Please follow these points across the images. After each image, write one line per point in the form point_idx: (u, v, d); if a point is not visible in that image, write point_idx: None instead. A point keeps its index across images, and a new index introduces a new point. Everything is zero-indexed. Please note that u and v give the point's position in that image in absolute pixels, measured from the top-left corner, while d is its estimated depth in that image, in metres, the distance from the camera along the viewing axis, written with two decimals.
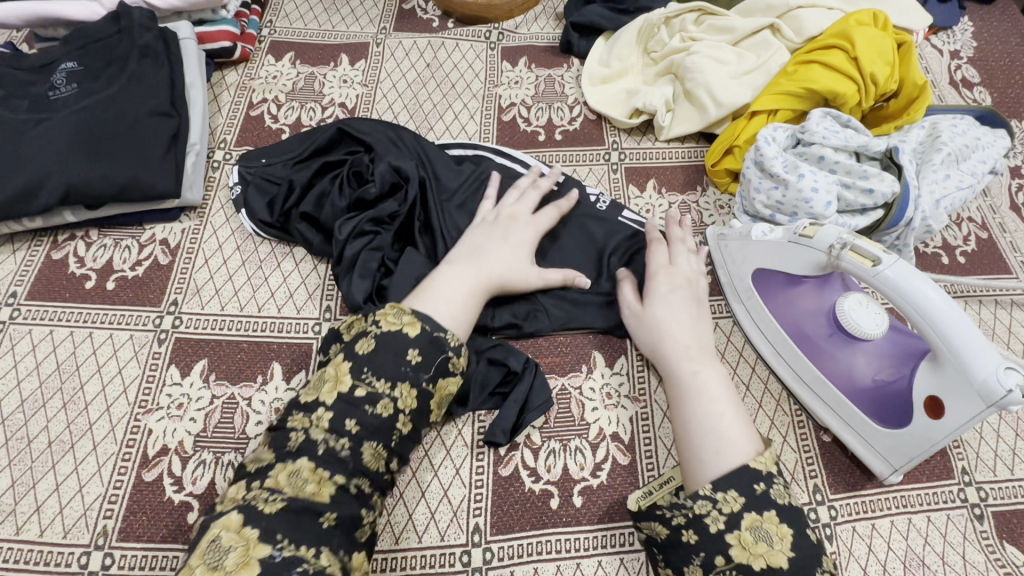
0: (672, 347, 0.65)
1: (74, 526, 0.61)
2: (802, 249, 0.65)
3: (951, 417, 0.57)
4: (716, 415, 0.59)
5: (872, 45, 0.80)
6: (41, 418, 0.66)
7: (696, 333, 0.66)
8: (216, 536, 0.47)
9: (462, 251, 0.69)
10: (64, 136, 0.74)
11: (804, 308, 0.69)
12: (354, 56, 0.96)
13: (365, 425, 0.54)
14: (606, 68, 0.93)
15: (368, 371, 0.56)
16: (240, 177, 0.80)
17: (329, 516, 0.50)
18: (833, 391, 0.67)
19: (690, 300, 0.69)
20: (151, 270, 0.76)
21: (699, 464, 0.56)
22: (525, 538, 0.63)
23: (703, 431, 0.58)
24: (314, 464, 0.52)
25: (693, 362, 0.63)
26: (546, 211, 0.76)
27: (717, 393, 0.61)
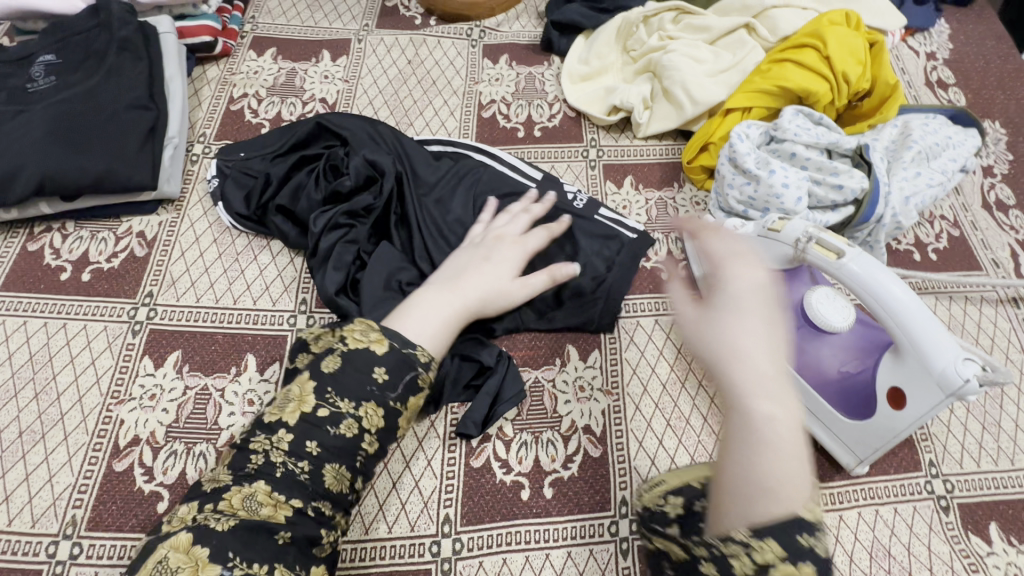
0: (744, 367, 0.42)
1: (42, 516, 0.61)
2: (771, 243, 0.66)
3: (913, 408, 0.58)
4: (777, 465, 0.39)
5: (843, 44, 0.81)
6: (13, 408, 0.66)
7: (775, 343, 0.43)
8: (163, 557, 0.47)
9: (444, 274, 0.69)
10: (40, 128, 0.74)
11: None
12: (336, 52, 0.97)
13: (327, 446, 0.54)
14: (586, 65, 0.94)
15: (331, 393, 0.55)
16: (218, 170, 0.81)
17: (284, 534, 0.50)
18: (802, 383, 0.67)
19: (765, 302, 0.45)
20: (127, 262, 0.76)
21: (727, 502, 0.40)
22: (496, 529, 0.64)
23: (757, 474, 0.39)
24: (271, 488, 0.52)
25: (770, 396, 0.41)
26: (536, 232, 0.74)
27: (791, 442, 0.40)
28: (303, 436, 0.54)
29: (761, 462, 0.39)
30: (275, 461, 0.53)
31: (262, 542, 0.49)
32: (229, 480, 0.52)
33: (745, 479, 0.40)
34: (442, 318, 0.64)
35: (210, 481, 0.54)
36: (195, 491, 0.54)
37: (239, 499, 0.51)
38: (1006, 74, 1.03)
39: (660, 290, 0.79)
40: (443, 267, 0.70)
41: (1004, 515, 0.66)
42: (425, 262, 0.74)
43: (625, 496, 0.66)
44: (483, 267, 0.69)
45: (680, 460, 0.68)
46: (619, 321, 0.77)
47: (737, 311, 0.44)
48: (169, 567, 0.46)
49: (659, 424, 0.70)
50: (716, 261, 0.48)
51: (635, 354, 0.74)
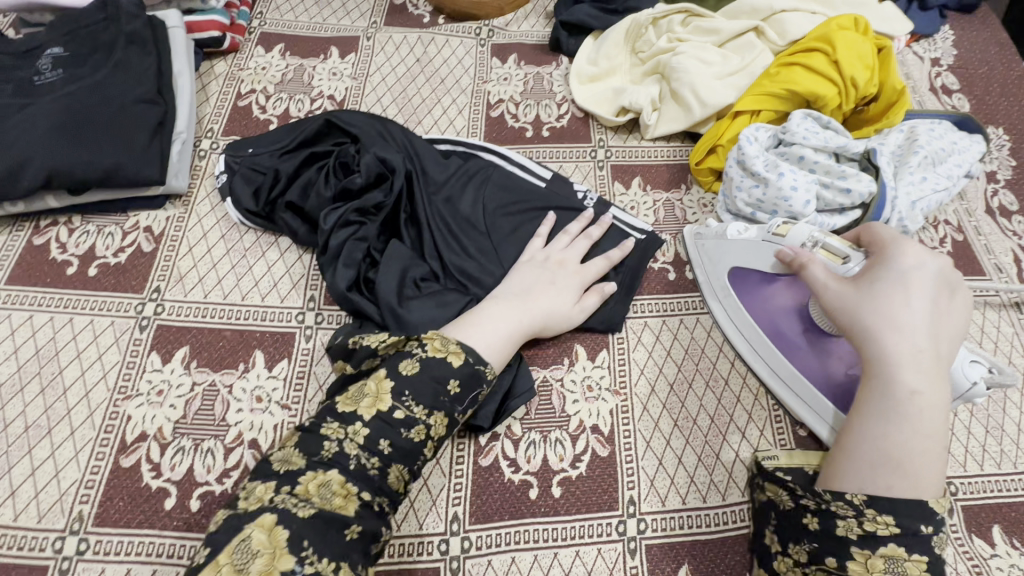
0: (899, 344, 0.51)
1: (49, 511, 0.61)
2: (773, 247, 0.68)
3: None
4: (918, 442, 0.49)
5: (852, 49, 0.82)
6: (19, 402, 0.66)
7: (933, 339, 0.52)
8: (247, 536, 0.48)
9: (511, 289, 0.70)
10: (48, 121, 0.74)
11: (780, 306, 0.71)
12: (345, 50, 0.96)
13: (398, 447, 0.55)
14: (595, 66, 0.94)
15: (408, 396, 0.56)
16: (227, 166, 0.80)
17: (353, 528, 0.51)
18: (809, 387, 0.68)
19: (917, 302, 0.52)
20: (134, 257, 0.75)
21: (858, 460, 0.51)
22: (504, 528, 0.64)
23: (875, 444, 0.50)
24: (344, 478, 0.52)
25: (921, 375, 0.50)
26: (595, 259, 0.75)
27: (932, 422, 0.50)
28: (377, 434, 0.55)
29: (890, 428, 0.50)
30: (349, 453, 0.53)
31: (333, 536, 0.50)
32: (302, 464, 0.53)
33: (876, 445, 0.50)
34: (507, 334, 0.65)
35: (281, 462, 0.54)
36: (264, 469, 0.54)
37: (315, 486, 0.51)
38: (1010, 81, 1.03)
39: (667, 291, 0.79)
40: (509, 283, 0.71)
41: (1007, 517, 0.67)
42: (436, 259, 0.74)
43: (633, 495, 0.66)
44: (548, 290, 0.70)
45: (687, 460, 0.68)
46: (627, 321, 0.77)
47: (898, 300, 0.53)
48: (250, 548, 0.47)
49: (667, 424, 0.70)
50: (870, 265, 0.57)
51: (642, 355, 0.75)
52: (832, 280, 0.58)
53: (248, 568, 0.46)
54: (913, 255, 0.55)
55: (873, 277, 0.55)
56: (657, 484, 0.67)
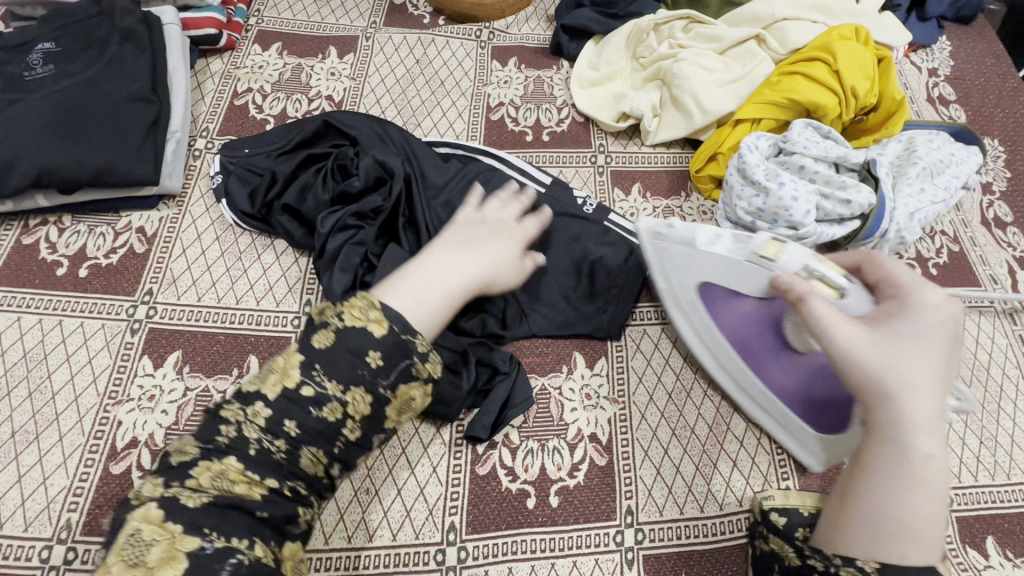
0: (915, 407, 0.46)
1: (36, 519, 0.59)
2: (755, 270, 0.60)
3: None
4: (930, 509, 0.46)
5: (853, 59, 0.82)
6: (6, 407, 0.64)
7: (946, 397, 0.47)
8: (135, 530, 0.47)
9: (450, 244, 0.67)
10: (38, 118, 0.72)
11: (744, 321, 0.65)
12: (343, 49, 0.95)
13: (306, 428, 0.53)
14: (595, 71, 0.94)
15: (319, 369, 0.53)
16: (221, 167, 0.79)
17: (260, 513, 0.50)
18: (770, 398, 0.67)
19: (938, 359, 0.47)
20: (126, 258, 0.74)
21: (874, 530, 0.46)
22: (500, 537, 0.63)
23: (889, 513, 0.46)
24: (243, 466, 0.51)
25: (933, 439, 0.46)
26: (531, 216, 0.74)
27: (940, 488, 0.46)
28: (282, 414, 0.53)
29: (905, 498, 0.46)
30: (249, 437, 0.52)
31: (237, 519, 0.49)
32: (196, 452, 0.51)
33: (888, 515, 0.46)
34: (442, 292, 0.62)
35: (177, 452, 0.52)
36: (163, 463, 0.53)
37: (209, 476, 0.50)
38: (1005, 93, 1.04)
39: None
40: (448, 238, 0.68)
41: (1001, 528, 0.67)
42: None
43: (631, 505, 0.66)
44: (490, 241, 0.69)
45: (685, 469, 0.68)
46: (626, 329, 0.77)
47: (918, 356, 0.47)
48: (143, 539, 0.46)
49: (666, 433, 0.70)
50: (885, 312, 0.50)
51: (641, 363, 0.74)
52: (843, 323, 0.49)
53: (145, 561, 0.45)
54: (932, 305, 0.49)
55: (889, 326, 0.49)
56: (654, 493, 0.67)
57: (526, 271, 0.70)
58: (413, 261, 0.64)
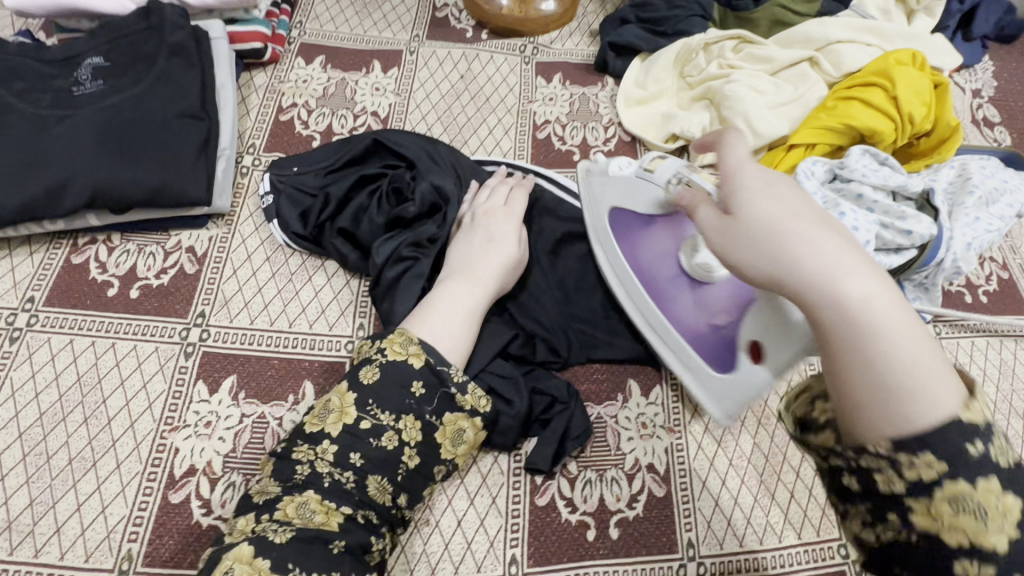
0: (805, 248, 0.37)
1: (96, 549, 0.58)
2: (645, 185, 0.66)
3: (770, 359, 0.51)
4: (901, 346, 0.35)
5: (910, 85, 0.81)
6: (61, 433, 0.63)
7: (833, 224, 0.39)
8: (227, 568, 0.48)
9: (458, 265, 0.68)
10: (89, 135, 0.71)
11: (655, 250, 0.70)
12: (387, 64, 0.94)
13: (372, 459, 0.55)
14: (642, 89, 0.93)
15: (373, 405, 0.56)
16: (270, 186, 0.78)
17: (338, 542, 0.52)
18: (675, 336, 0.67)
19: (807, 195, 0.41)
20: (177, 279, 0.73)
21: (863, 411, 0.35)
22: (562, 570, 0.63)
23: (871, 381, 0.35)
24: (321, 496, 0.53)
25: (852, 276, 0.36)
26: (516, 197, 0.75)
27: (907, 324, 0.35)
28: (347, 448, 0.55)
29: (873, 356, 0.35)
30: (322, 471, 0.54)
31: (318, 551, 0.50)
32: (278, 491, 0.54)
33: (867, 385, 0.35)
34: (465, 314, 0.64)
35: (259, 493, 0.55)
36: (246, 503, 0.55)
37: (293, 508, 0.52)
38: None
39: None
40: (453, 257, 0.70)
41: None
42: None
43: (691, 537, 0.65)
44: (488, 249, 0.69)
45: (743, 501, 0.68)
46: None
47: (777, 207, 0.40)
48: None
49: (723, 463, 0.70)
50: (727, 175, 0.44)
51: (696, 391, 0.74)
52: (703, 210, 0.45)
53: None
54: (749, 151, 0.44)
55: (737, 195, 0.42)
56: (714, 526, 0.66)
57: (525, 250, 0.72)
58: (433, 289, 0.66)
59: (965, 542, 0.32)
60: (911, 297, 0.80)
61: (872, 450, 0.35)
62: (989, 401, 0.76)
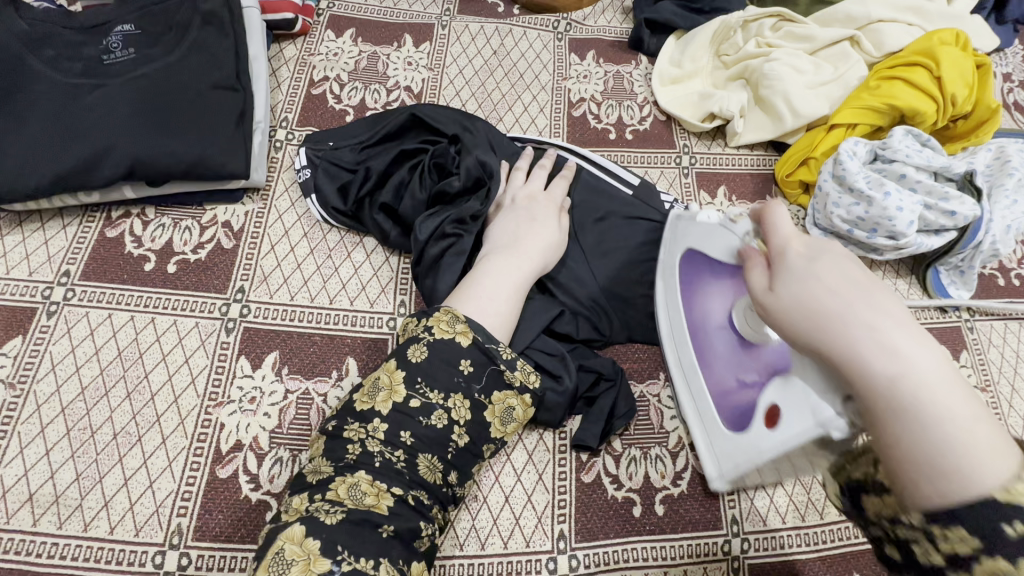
0: (845, 325, 0.37)
1: (146, 524, 0.58)
2: (726, 234, 0.59)
3: (784, 432, 0.48)
4: (941, 423, 0.33)
5: (954, 66, 0.80)
6: (105, 407, 0.62)
7: (880, 299, 0.38)
8: (280, 548, 0.47)
9: (501, 244, 0.67)
10: (124, 106, 0.70)
11: (707, 297, 0.64)
12: (419, 38, 0.92)
13: (420, 436, 0.54)
14: (678, 68, 0.91)
15: (422, 382, 0.55)
16: (307, 160, 0.76)
17: (388, 526, 0.50)
18: (701, 385, 0.66)
19: (857, 270, 0.41)
20: (214, 254, 0.71)
21: (896, 482, 0.35)
22: (611, 545, 0.63)
23: (912, 448, 0.33)
24: (372, 476, 0.51)
25: (889, 350, 0.35)
26: (557, 182, 0.74)
27: (952, 403, 0.33)
28: (396, 425, 0.53)
29: (897, 429, 0.34)
30: (373, 451, 0.52)
31: (368, 534, 0.48)
32: (330, 470, 0.52)
33: (906, 451, 0.33)
34: (508, 294, 0.63)
35: (312, 471, 0.53)
36: (299, 481, 0.53)
37: (345, 488, 0.50)
38: None
39: None
40: (496, 235, 0.68)
41: None
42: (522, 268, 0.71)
43: (735, 514, 0.66)
44: (531, 229, 0.68)
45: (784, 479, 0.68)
46: None
47: (814, 285, 0.40)
48: (285, 559, 0.46)
49: None
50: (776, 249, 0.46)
51: None
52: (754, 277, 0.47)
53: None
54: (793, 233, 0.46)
55: (780, 272, 0.44)
56: (757, 503, 0.66)
57: (567, 235, 0.71)
58: (478, 266, 0.65)
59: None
60: (946, 282, 0.80)
61: (903, 521, 0.34)
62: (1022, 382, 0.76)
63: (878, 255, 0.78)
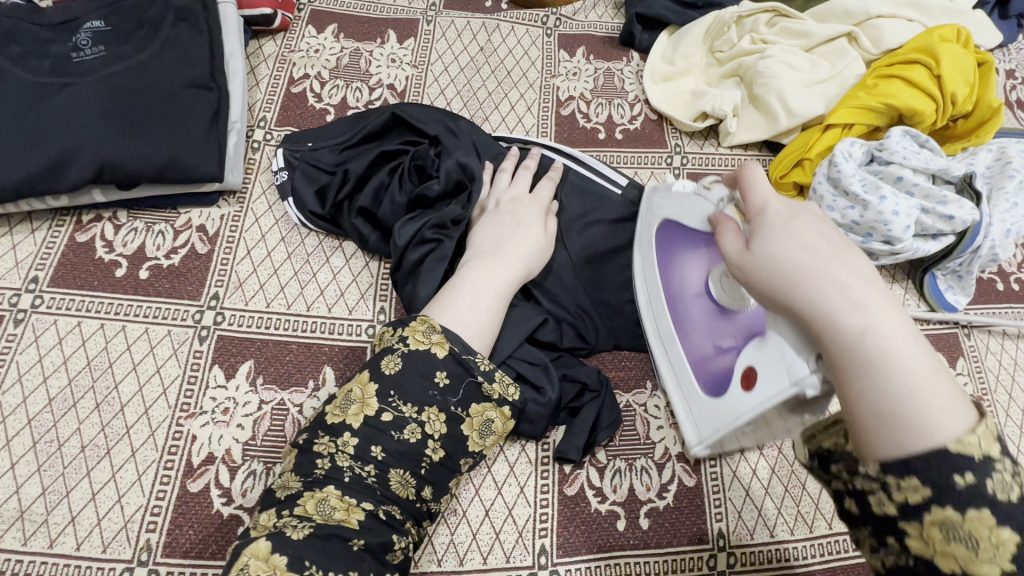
0: (820, 282, 0.39)
1: (113, 539, 0.56)
2: (698, 202, 0.60)
3: (757, 391, 0.49)
4: (901, 375, 0.35)
5: (955, 63, 0.78)
6: (72, 419, 0.61)
7: (849, 260, 0.39)
8: (244, 565, 0.45)
9: (483, 249, 0.65)
10: (91, 105, 0.67)
11: (687, 265, 0.64)
12: (403, 34, 0.89)
13: (392, 451, 0.52)
14: (670, 65, 0.89)
15: (394, 396, 0.53)
16: (285, 162, 0.74)
17: (358, 540, 0.48)
18: (679, 353, 0.64)
19: (831, 231, 0.42)
20: (187, 259, 0.69)
21: (858, 434, 0.37)
22: (593, 561, 0.62)
23: (875, 400, 0.35)
24: (342, 492, 0.50)
25: (858, 307, 0.37)
26: (541, 184, 0.72)
27: (911, 355, 0.35)
28: (367, 440, 0.52)
29: (863, 383, 0.36)
30: (342, 465, 0.51)
31: (336, 550, 0.47)
32: (299, 486, 0.50)
33: (870, 403, 0.36)
34: (489, 302, 0.60)
35: (282, 487, 0.51)
36: (267, 497, 0.52)
37: (313, 504, 0.49)
38: None
39: None
40: (479, 239, 0.66)
41: None
42: None
43: (722, 527, 0.64)
44: (515, 233, 0.66)
45: (773, 491, 0.66)
46: None
47: (791, 242, 0.41)
48: None
49: (755, 455, 0.67)
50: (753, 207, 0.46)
51: None
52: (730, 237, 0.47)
53: None
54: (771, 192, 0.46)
55: (758, 231, 0.44)
56: (744, 516, 0.65)
57: (552, 240, 0.69)
58: (458, 273, 0.63)
59: (957, 568, 0.33)
60: (943, 287, 0.78)
61: (865, 472, 0.36)
62: (1020, 391, 0.74)
63: (873, 261, 0.75)
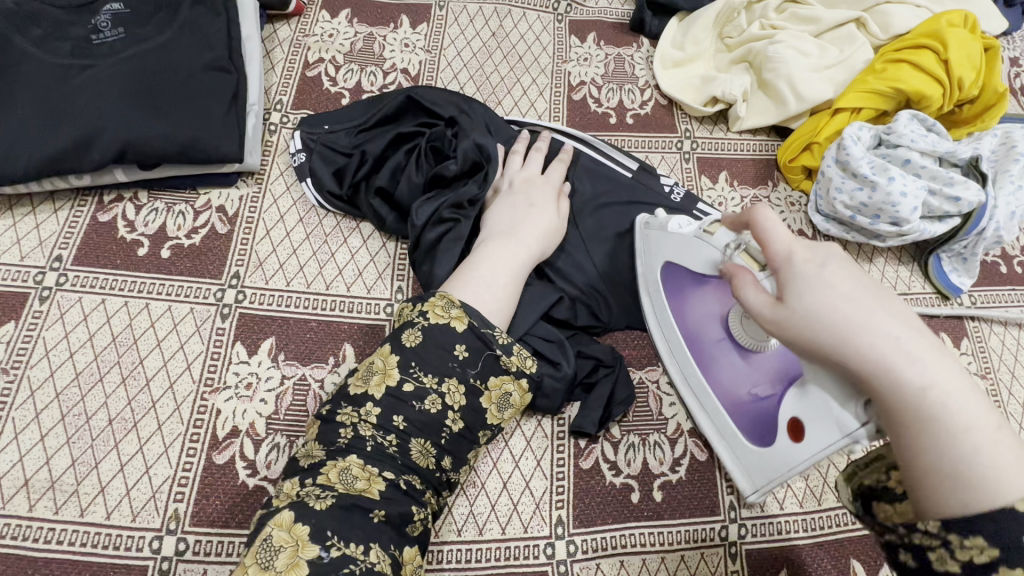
0: (873, 335, 0.37)
1: (142, 509, 0.58)
2: (703, 247, 0.58)
3: (810, 442, 0.49)
4: (967, 431, 0.34)
5: (962, 49, 0.79)
6: (99, 393, 0.62)
7: (892, 309, 0.38)
8: (268, 534, 0.46)
9: (498, 229, 0.66)
10: (112, 87, 0.68)
11: (701, 309, 0.64)
12: (415, 19, 0.90)
13: (413, 421, 0.53)
14: (680, 51, 0.90)
15: (416, 367, 0.54)
16: (302, 144, 0.75)
17: (379, 511, 0.49)
18: (712, 402, 0.64)
19: (863, 276, 0.41)
20: (208, 239, 0.70)
21: (926, 494, 0.35)
22: (608, 531, 0.63)
23: (946, 457, 0.34)
24: (363, 461, 0.51)
25: (917, 360, 0.36)
26: (553, 166, 0.73)
27: (971, 408, 0.35)
28: (389, 411, 0.53)
29: (932, 441, 0.35)
30: (364, 435, 0.52)
31: (359, 521, 0.48)
32: (322, 455, 0.52)
33: (940, 462, 0.35)
34: (506, 279, 0.62)
35: (306, 456, 0.53)
36: (293, 468, 0.53)
37: (335, 473, 0.50)
38: None
39: None
40: (494, 219, 0.67)
41: None
42: None
43: (733, 500, 0.66)
44: (529, 214, 0.67)
45: None
46: None
47: (831, 292, 0.39)
48: (274, 545, 0.45)
49: None
50: (776, 253, 0.44)
51: None
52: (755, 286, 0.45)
53: (275, 564, 0.45)
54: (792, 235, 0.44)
55: (789, 281, 0.42)
56: None
57: (565, 220, 0.70)
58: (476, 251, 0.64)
59: None
60: (947, 270, 0.79)
61: (924, 528, 0.35)
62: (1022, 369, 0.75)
63: (881, 241, 0.77)
